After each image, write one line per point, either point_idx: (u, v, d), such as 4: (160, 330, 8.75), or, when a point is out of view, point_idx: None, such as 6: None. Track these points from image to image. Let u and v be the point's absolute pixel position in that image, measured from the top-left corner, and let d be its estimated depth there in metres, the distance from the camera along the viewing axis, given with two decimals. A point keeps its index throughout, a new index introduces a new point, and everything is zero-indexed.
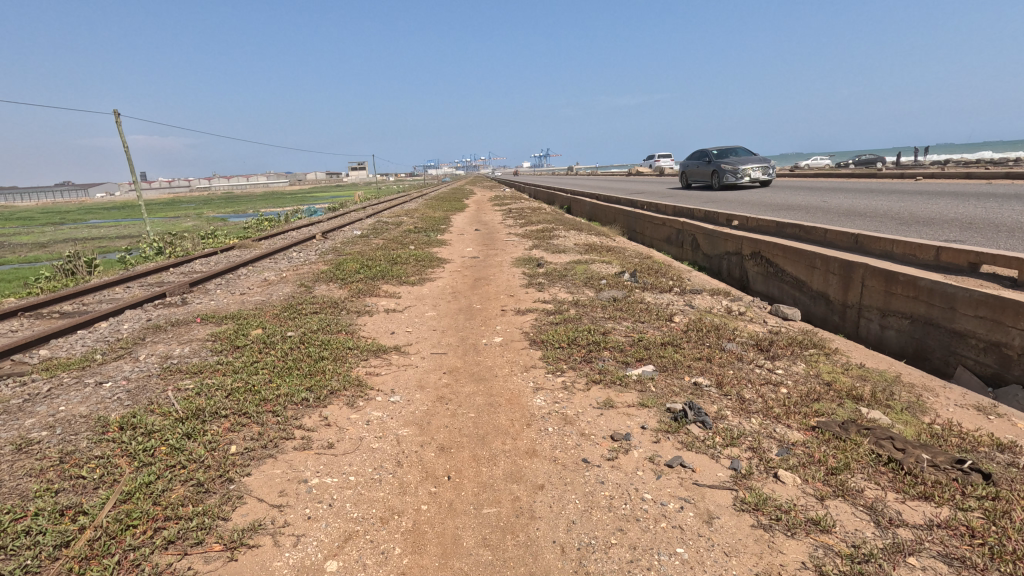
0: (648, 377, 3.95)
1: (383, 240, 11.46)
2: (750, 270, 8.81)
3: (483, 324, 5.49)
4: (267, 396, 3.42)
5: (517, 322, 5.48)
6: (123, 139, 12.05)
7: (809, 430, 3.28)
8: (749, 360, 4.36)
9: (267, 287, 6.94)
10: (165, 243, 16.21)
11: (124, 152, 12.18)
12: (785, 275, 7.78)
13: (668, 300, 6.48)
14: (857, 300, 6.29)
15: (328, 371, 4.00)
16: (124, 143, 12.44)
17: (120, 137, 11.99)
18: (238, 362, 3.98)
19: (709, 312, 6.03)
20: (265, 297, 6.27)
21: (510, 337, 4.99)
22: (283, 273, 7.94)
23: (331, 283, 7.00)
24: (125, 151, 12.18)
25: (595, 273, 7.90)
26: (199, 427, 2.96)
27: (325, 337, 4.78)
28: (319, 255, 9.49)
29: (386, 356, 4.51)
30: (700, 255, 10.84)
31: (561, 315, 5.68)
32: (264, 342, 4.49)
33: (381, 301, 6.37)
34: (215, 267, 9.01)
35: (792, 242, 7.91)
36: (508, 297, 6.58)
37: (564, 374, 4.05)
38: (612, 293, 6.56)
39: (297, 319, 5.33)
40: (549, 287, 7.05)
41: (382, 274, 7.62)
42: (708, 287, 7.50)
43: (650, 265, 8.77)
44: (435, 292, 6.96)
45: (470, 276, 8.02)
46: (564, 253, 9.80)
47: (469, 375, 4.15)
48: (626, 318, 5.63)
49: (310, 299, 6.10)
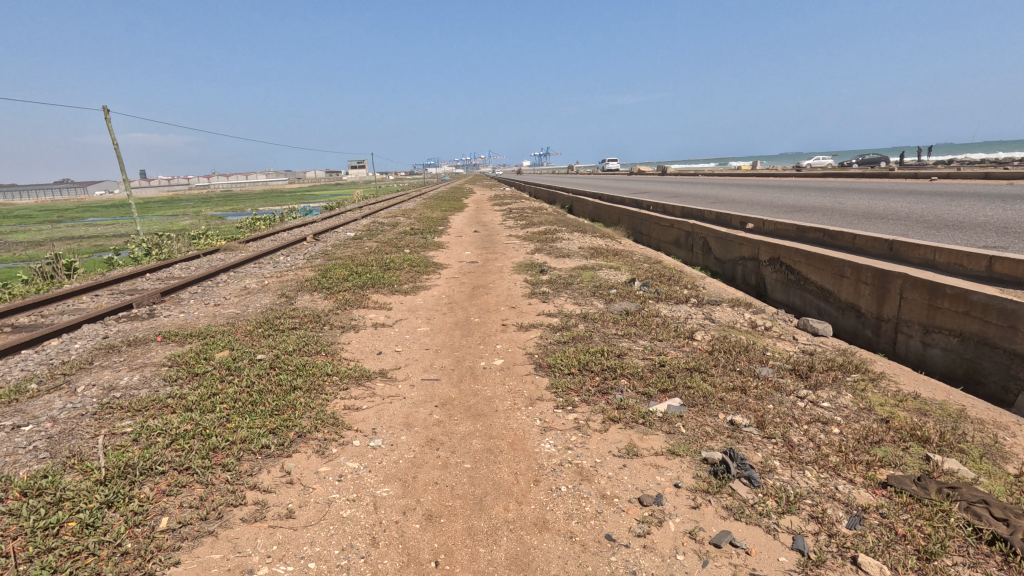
0: (676, 415, 3.36)
1: (377, 243, 10.86)
2: (769, 277, 8.23)
3: (482, 342, 4.89)
4: (219, 444, 2.83)
5: (520, 340, 4.87)
6: (111, 137, 11.49)
7: (879, 488, 2.69)
8: (790, 391, 3.76)
9: (245, 297, 6.33)
10: (150, 245, 15.60)
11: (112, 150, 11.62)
12: (809, 283, 7.18)
13: (686, 314, 5.88)
14: (894, 314, 5.70)
15: (299, 406, 3.40)
16: (111, 141, 11.85)
17: (109, 135, 11.44)
18: (192, 396, 3.38)
19: (733, 328, 5.44)
20: (241, 309, 5.66)
21: (512, 359, 4.39)
22: (265, 280, 7.33)
23: (316, 292, 6.40)
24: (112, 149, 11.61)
25: (603, 281, 7.30)
26: (125, 491, 2.37)
27: (301, 360, 4.18)
28: (306, 260, 8.88)
29: (370, 383, 3.91)
30: (712, 260, 10.26)
31: (568, 331, 5.08)
32: (228, 368, 3.89)
33: (369, 314, 5.78)
34: (196, 272, 8.39)
35: (816, 248, 7.33)
36: (509, 309, 5.99)
37: (576, 411, 3.46)
38: (623, 305, 5.96)
39: (272, 337, 4.72)
40: (555, 297, 6.45)
41: (372, 282, 7.02)
42: (726, 296, 6.89)
43: (661, 272, 8.17)
44: (429, 303, 6.37)
45: (468, 284, 7.42)
46: (569, 258, 9.19)
47: (465, 408, 3.56)
48: (642, 336, 5.03)
49: (289, 312, 5.50)
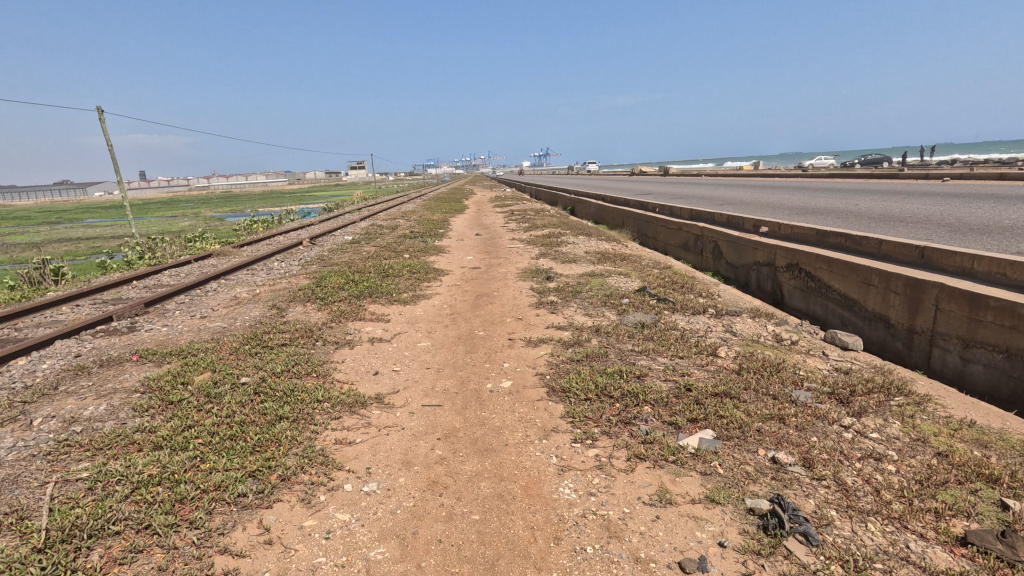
0: (710, 450, 2.97)
1: (375, 248, 10.46)
2: (786, 284, 7.86)
3: (488, 360, 4.50)
4: (188, 494, 2.44)
5: (528, 358, 4.48)
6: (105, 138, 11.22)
7: (957, 547, 2.29)
8: (833, 420, 3.37)
9: (234, 308, 5.94)
10: (143, 248, 15.19)
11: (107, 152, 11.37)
12: (831, 291, 6.81)
13: (705, 326, 5.49)
14: (928, 326, 5.31)
15: (284, 441, 3.01)
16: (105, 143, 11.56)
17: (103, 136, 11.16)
18: (163, 430, 2.99)
19: (757, 344, 5.05)
20: (228, 322, 5.26)
21: (521, 381, 4.00)
22: (257, 289, 6.94)
23: (309, 302, 6.01)
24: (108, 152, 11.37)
25: (614, 289, 6.91)
26: (67, 563, 1.98)
27: (289, 383, 3.80)
28: (301, 267, 8.49)
29: (365, 411, 3.53)
30: (723, 265, 9.91)
31: (581, 347, 4.70)
32: (208, 393, 3.50)
33: (366, 327, 5.39)
34: (186, 279, 8.01)
35: (838, 254, 6.95)
36: (515, 321, 5.60)
37: (597, 446, 3.07)
38: (637, 317, 5.57)
39: (259, 355, 4.34)
40: (564, 307, 6.06)
41: (370, 291, 6.63)
42: (745, 306, 6.50)
43: (673, 279, 7.79)
44: (430, 314, 5.99)
45: (471, 292, 7.04)
46: (576, 264, 8.81)
47: (472, 442, 3.17)
48: (661, 352, 4.64)
49: (279, 326, 5.11)
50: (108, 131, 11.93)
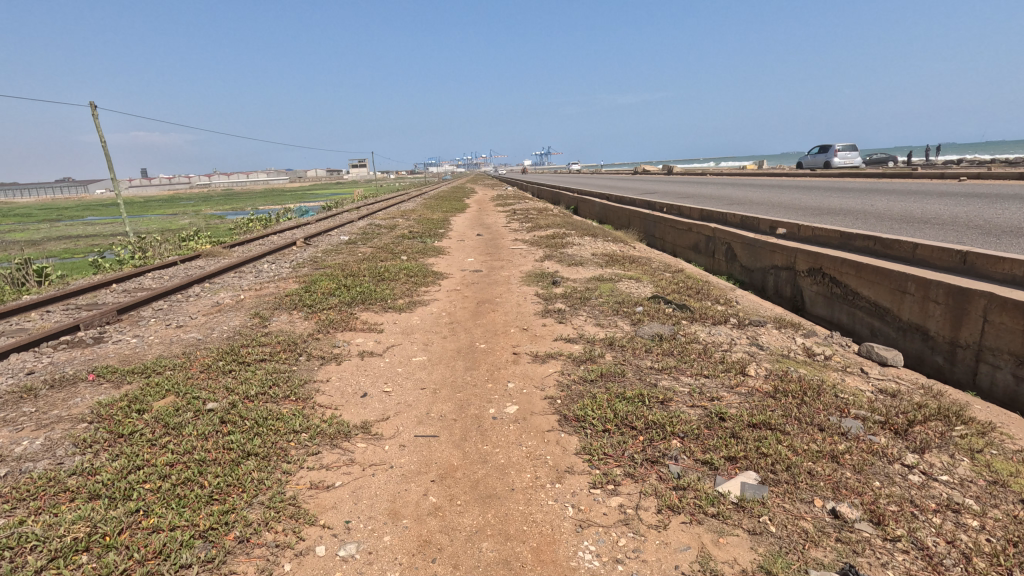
0: (757, 500, 2.48)
1: (372, 249, 9.97)
2: (808, 290, 7.38)
3: (490, 380, 4.01)
4: (118, 566, 1.96)
5: (536, 378, 3.99)
6: (99, 132, 10.89)
7: None
8: (893, 458, 2.88)
9: (214, 316, 5.46)
10: (133, 249, 14.70)
11: (101, 147, 11.03)
12: (859, 299, 6.33)
13: (728, 340, 5.00)
14: (974, 340, 4.82)
15: (248, 488, 2.53)
16: (97, 138, 11.21)
17: (96, 130, 10.83)
18: (104, 474, 2.51)
19: (788, 360, 4.56)
20: (203, 333, 4.76)
21: (529, 407, 3.51)
22: (242, 294, 6.46)
23: (295, 310, 5.52)
24: (101, 147, 11.02)
25: (625, 295, 6.42)
26: None
27: (264, 409, 3.31)
28: (291, 269, 8.00)
29: (348, 444, 3.05)
30: (737, 268, 9.44)
31: (594, 364, 4.21)
32: (166, 422, 3.02)
33: (356, 338, 4.91)
34: (168, 282, 7.51)
35: (866, 258, 6.46)
36: (520, 332, 5.12)
37: (621, 493, 2.59)
38: (654, 328, 5.09)
39: (234, 374, 3.86)
40: (573, 316, 5.57)
41: (363, 297, 6.15)
42: (769, 315, 6.02)
43: (687, 284, 7.30)
44: (428, 324, 5.52)
45: (472, 298, 6.57)
46: (583, 267, 8.31)
47: (472, 486, 2.69)
48: (683, 371, 4.15)
49: (260, 337, 4.62)
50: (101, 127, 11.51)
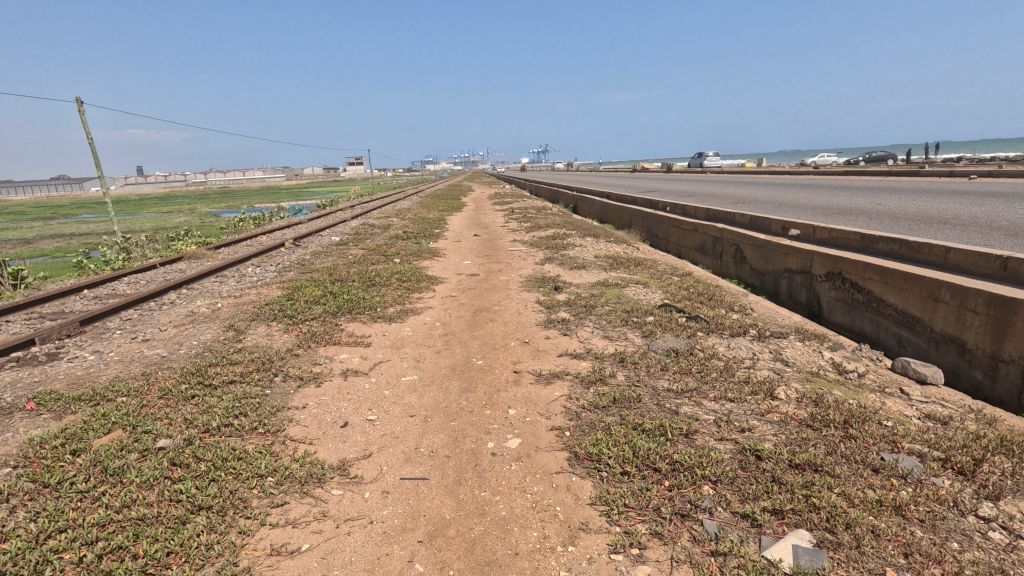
0: (815, 571, 2.02)
1: (363, 251, 9.49)
2: (826, 295, 6.94)
3: (488, 406, 3.55)
4: None
5: (540, 403, 3.53)
6: (86, 129, 10.46)
7: None
8: (967, 509, 2.42)
9: (186, 328, 4.97)
10: (116, 250, 14.14)
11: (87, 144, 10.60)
12: (885, 306, 5.89)
13: (750, 355, 4.55)
14: (1019, 354, 4.38)
15: (191, 559, 2.06)
16: (83, 134, 10.77)
17: (83, 127, 10.41)
18: (13, 544, 2.03)
19: (818, 379, 4.11)
20: (169, 350, 4.29)
21: (533, 441, 3.05)
22: (220, 302, 5.97)
23: (274, 321, 5.04)
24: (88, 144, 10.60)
25: (634, 303, 5.97)
26: None
27: (225, 447, 2.83)
28: (276, 273, 7.50)
29: (321, 492, 2.58)
30: (747, 270, 9.00)
31: (606, 386, 3.75)
32: (105, 466, 2.55)
33: (340, 354, 4.43)
34: (143, 288, 7.01)
35: (892, 262, 6.01)
36: (521, 346, 4.66)
37: (650, 560, 2.13)
38: (668, 342, 4.63)
39: (197, 402, 3.38)
40: (579, 328, 5.11)
41: (351, 305, 5.68)
42: (789, 325, 5.57)
43: (698, 290, 6.86)
44: (420, 336, 5.05)
45: (468, 306, 6.10)
46: (586, 270, 7.85)
47: (467, 549, 2.22)
48: (705, 394, 3.70)
49: (231, 355, 4.14)
50: (84, 124, 11.01)
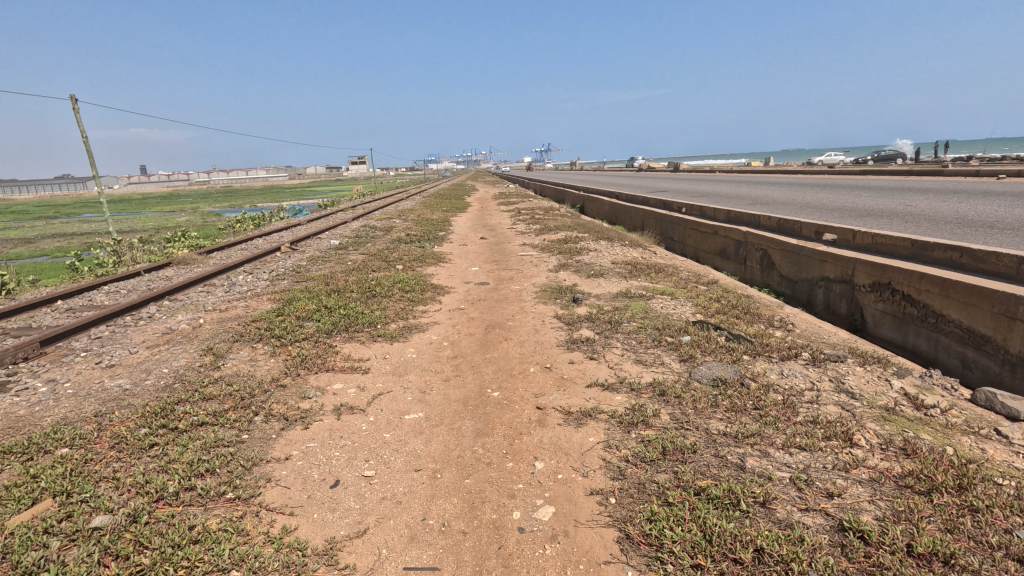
0: None
1: (363, 256, 8.88)
2: (870, 308, 6.31)
3: (509, 457, 2.94)
4: None
5: (574, 455, 2.91)
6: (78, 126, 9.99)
7: None
8: None
9: (160, 350, 4.36)
10: (109, 252, 13.58)
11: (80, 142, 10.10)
12: (944, 323, 5.26)
13: (808, 385, 3.92)
14: None
15: None
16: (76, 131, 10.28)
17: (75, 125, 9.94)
18: None
19: (896, 417, 3.47)
20: (136, 380, 3.68)
21: (569, 513, 2.43)
22: (203, 317, 5.36)
23: (260, 342, 4.43)
24: None
25: (664, 318, 5.34)
26: None
27: (179, 526, 2.21)
28: (267, 283, 6.89)
29: None
30: (776, 278, 8.37)
31: (650, 430, 3.13)
32: (16, 562, 1.94)
33: (334, 384, 3.81)
34: (123, 299, 6.40)
35: (953, 273, 5.37)
36: (542, 374, 4.03)
37: None
38: (713, 370, 4.01)
39: (155, 454, 2.77)
40: (607, 350, 4.49)
41: (347, 321, 5.07)
42: (842, 345, 4.94)
43: (730, 302, 6.23)
44: (426, 359, 4.44)
45: (479, 321, 5.48)
46: (605, 279, 7.23)
47: None
48: (771, 440, 3.07)
49: (205, 388, 3.52)
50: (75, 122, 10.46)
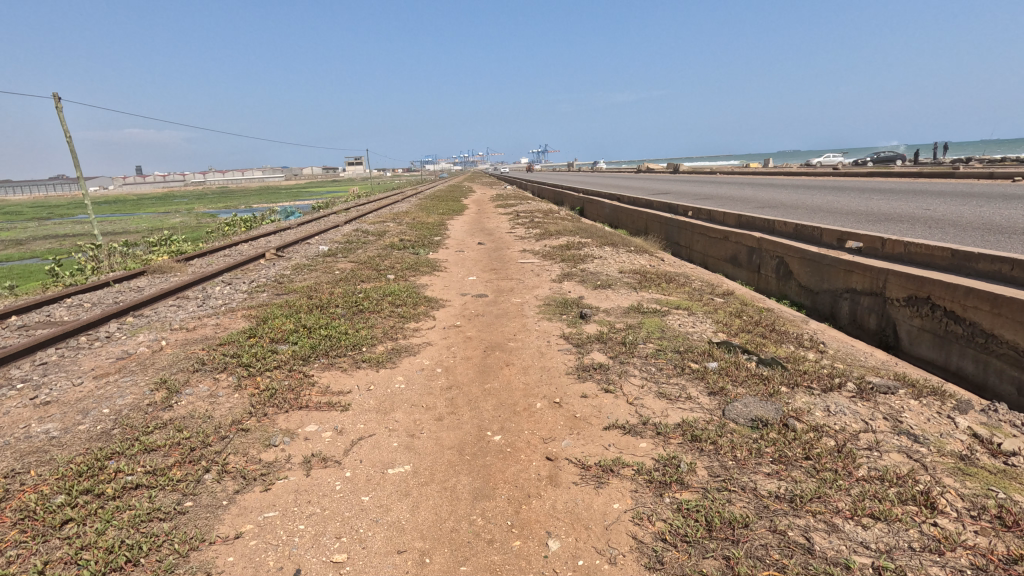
0: None
1: (352, 264, 8.29)
2: (905, 324, 5.76)
3: (515, 533, 2.36)
4: None
5: (596, 532, 2.33)
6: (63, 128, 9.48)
7: None
8: None
9: (107, 382, 3.76)
10: (89, 257, 12.95)
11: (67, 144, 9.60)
12: (993, 343, 4.71)
13: (863, 426, 3.35)
14: None
15: None
16: (65, 132, 9.76)
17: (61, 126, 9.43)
18: None
19: (975, 468, 2.90)
20: (69, 423, 3.09)
21: None
22: (166, 338, 4.76)
23: (225, 372, 3.84)
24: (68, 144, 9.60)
25: (684, 339, 4.77)
26: None
27: None
28: (245, 296, 6.29)
29: None
30: (795, 288, 7.81)
31: (689, 493, 2.55)
32: None
33: (306, 427, 3.22)
34: (84, 314, 5.80)
35: (1004, 288, 4.82)
36: (552, 413, 3.45)
37: None
38: (751, 407, 3.43)
39: (65, 536, 2.17)
40: (624, 380, 3.91)
41: (327, 344, 4.47)
42: (887, 371, 4.37)
43: (754, 318, 5.65)
44: (415, 390, 3.86)
45: (476, 342, 4.90)
46: (614, 292, 6.65)
47: None
48: (837, 506, 2.50)
49: (149, 435, 2.93)
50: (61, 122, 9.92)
